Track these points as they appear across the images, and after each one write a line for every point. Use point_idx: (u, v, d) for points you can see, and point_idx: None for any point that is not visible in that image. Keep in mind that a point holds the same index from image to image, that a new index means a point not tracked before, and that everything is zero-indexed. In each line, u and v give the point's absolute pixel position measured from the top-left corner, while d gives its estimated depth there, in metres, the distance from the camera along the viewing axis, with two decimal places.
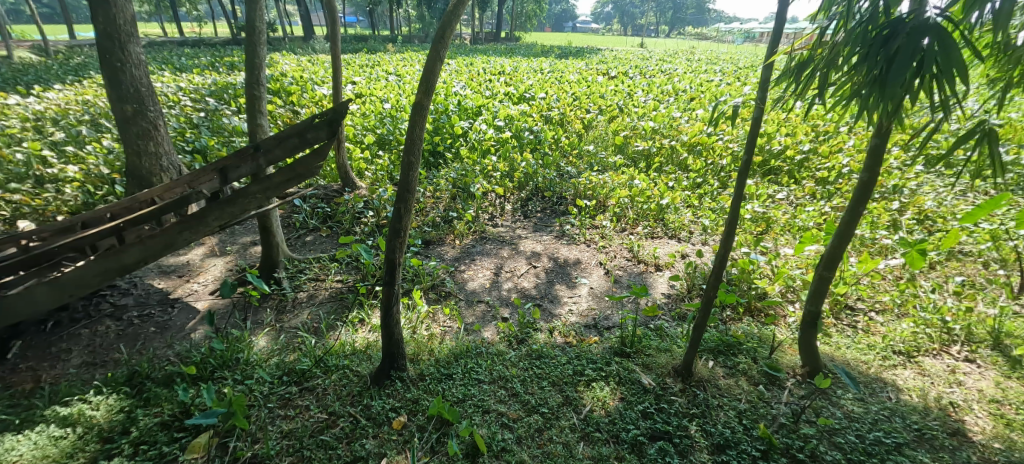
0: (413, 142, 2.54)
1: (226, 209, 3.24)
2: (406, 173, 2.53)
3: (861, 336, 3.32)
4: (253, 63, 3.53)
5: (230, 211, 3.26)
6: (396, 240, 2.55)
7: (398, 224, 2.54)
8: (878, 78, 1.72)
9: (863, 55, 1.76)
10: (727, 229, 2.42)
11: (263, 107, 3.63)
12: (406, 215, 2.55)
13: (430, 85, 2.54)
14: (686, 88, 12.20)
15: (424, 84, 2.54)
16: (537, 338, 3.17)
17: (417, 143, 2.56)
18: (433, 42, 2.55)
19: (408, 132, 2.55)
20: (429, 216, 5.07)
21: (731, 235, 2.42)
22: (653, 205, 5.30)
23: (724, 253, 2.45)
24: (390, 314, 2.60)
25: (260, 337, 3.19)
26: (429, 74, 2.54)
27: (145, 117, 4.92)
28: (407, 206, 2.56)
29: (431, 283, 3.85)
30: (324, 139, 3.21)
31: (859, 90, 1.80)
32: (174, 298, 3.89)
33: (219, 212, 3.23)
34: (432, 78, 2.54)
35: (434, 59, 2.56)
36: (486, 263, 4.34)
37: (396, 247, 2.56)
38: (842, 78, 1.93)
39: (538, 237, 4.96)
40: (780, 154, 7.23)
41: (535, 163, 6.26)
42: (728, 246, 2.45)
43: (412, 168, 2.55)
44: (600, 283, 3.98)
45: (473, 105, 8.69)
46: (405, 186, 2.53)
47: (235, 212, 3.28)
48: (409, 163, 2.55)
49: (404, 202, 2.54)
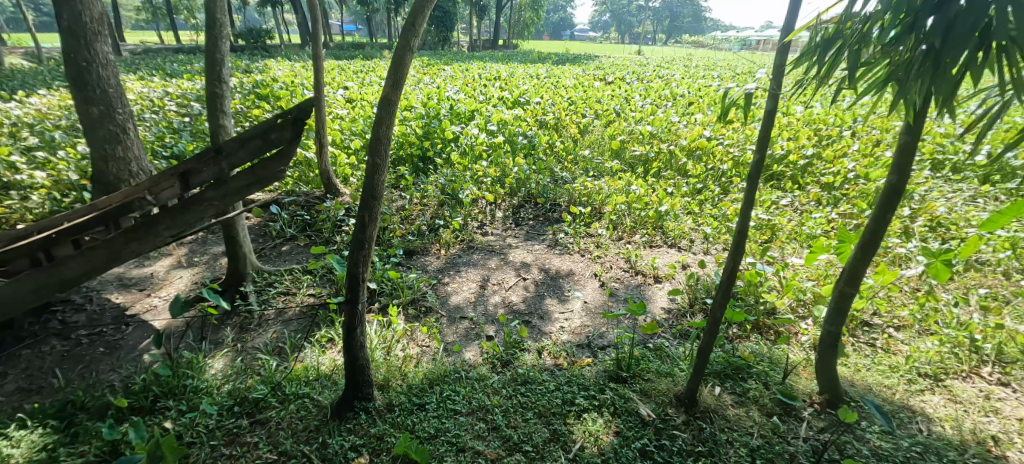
0: (379, 140, 2.24)
1: (180, 216, 2.93)
2: (372, 175, 2.24)
3: (882, 356, 3.01)
4: (214, 59, 3.24)
5: (184, 218, 2.95)
6: (359, 250, 2.25)
7: (363, 232, 2.25)
8: (933, 52, 1.47)
9: (908, 25, 1.50)
10: (739, 231, 2.05)
11: (225, 106, 3.34)
12: (372, 222, 2.26)
13: (399, 77, 2.25)
14: (684, 93, 11.96)
15: (392, 76, 2.25)
16: (524, 360, 2.86)
17: (385, 141, 2.26)
18: (404, 29, 2.26)
19: (375, 130, 2.26)
20: (414, 224, 4.77)
21: (744, 239, 2.05)
22: (651, 212, 5.01)
23: (732, 261, 2.10)
24: (354, 337, 2.30)
25: (216, 360, 2.88)
26: (398, 64, 2.25)
27: (113, 120, 4.46)
28: (374, 212, 2.26)
29: (411, 298, 3.54)
30: (289, 139, 2.93)
31: (907, 68, 1.56)
32: (130, 314, 3.57)
33: (171, 219, 2.93)
34: (401, 70, 2.25)
35: (402, 46, 2.26)
36: (472, 274, 4.03)
37: (360, 261, 2.26)
38: (878, 56, 1.68)
39: (530, 246, 4.65)
40: (782, 159, 6.93)
41: (528, 168, 5.98)
42: (740, 254, 2.09)
43: (379, 170, 2.26)
44: (595, 297, 3.68)
45: (465, 109, 8.42)
46: (370, 189, 2.23)
47: (190, 220, 2.98)
48: (376, 164, 2.25)
49: (370, 208, 2.24)
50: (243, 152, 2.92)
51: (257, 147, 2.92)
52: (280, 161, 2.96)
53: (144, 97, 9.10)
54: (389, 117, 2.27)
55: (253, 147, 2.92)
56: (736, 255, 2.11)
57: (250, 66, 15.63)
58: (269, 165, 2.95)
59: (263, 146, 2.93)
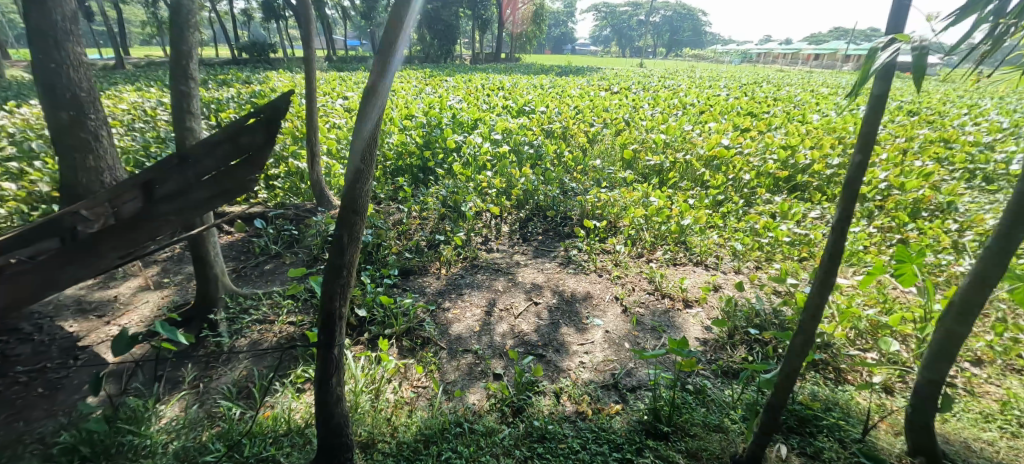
0: (362, 139, 1.79)
1: (128, 235, 2.43)
2: (353, 184, 1.78)
3: (969, 401, 2.49)
4: (179, 51, 2.79)
5: (133, 236, 2.45)
6: (337, 278, 1.78)
7: (343, 256, 1.78)
8: None
9: None
10: (828, 260, 1.62)
11: (195, 106, 2.90)
12: (353, 240, 1.79)
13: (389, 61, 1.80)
14: (693, 103, 11.58)
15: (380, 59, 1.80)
16: (539, 407, 2.37)
17: (371, 143, 1.82)
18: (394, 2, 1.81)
19: (357, 128, 1.81)
20: (412, 242, 4.34)
21: (834, 270, 1.63)
22: (673, 226, 4.53)
23: (815, 297, 1.69)
24: (328, 387, 1.83)
25: (170, 406, 2.43)
26: (387, 43, 1.79)
27: (85, 128, 3.77)
28: (354, 229, 1.79)
29: (406, 328, 3.08)
30: (261, 143, 2.50)
31: None
32: (83, 347, 3.11)
33: (118, 238, 2.41)
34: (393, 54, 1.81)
35: (392, 23, 1.81)
36: (477, 297, 3.55)
37: (337, 294, 1.79)
38: None
39: (540, 265, 4.17)
40: (806, 169, 6.33)
41: (535, 179, 5.51)
42: (826, 287, 1.66)
43: (362, 177, 1.80)
44: (618, 325, 3.20)
45: (468, 118, 8.02)
46: (348, 203, 1.76)
47: (139, 239, 2.48)
48: (358, 170, 1.78)
49: (347, 224, 1.77)
50: (207, 159, 2.44)
51: (224, 153, 2.46)
52: (249, 170, 2.57)
53: (136, 106, 8.71)
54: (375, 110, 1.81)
55: (218, 154, 2.46)
56: (821, 292, 1.68)
57: (251, 78, 15.32)
58: (235, 174, 2.55)
59: (231, 152, 2.47)
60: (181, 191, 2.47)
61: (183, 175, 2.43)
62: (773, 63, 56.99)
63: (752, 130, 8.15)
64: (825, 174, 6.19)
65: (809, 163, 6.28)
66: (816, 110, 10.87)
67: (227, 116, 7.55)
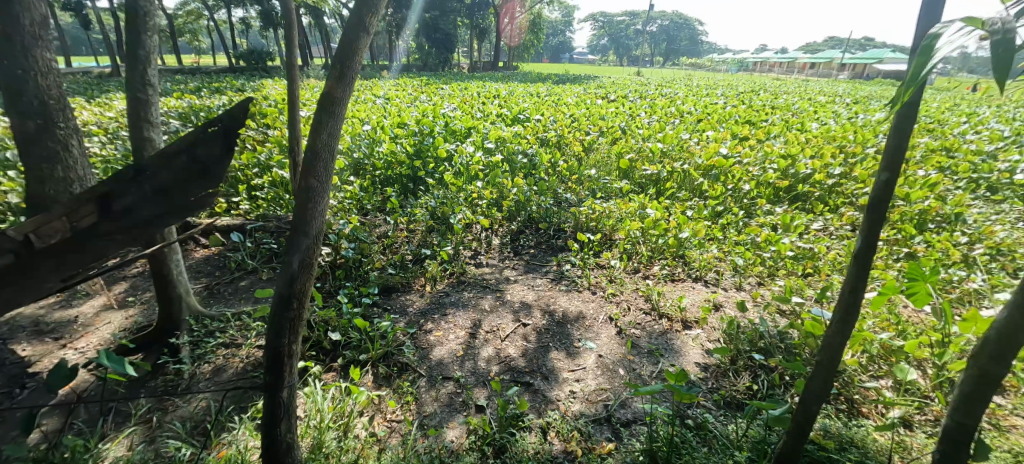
0: (315, 155, 1.68)
1: (61, 259, 1.95)
2: (307, 203, 1.68)
3: (996, 437, 2.27)
4: (135, 56, 2.58)
5: (68, 260, 1.97)
6: (286, 311, 1.67)
7: (292, 286, 1.67)
8: None
9: None
10: (849, 297, 1.49)
11: (154, 114, 2.71)
12: (303, 267, 1.69)
13: (346, 66, 1.68)
14: (690, 111, 11.42)
15: (338, 65, 1.67)
16: (523, 446, 2.15)
17: (326, 154, 1.70)
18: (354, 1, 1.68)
19: (310, 140, 1.68)
20: (397, 257, 4.12)
21: (853, 320, 1.51)
22: (671, 239, 4.32)
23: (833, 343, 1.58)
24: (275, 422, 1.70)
25: (115, 444, 2.19)
26: (346, 53, 1.68)
27: (52, 134, 2.80)
28: (304, 255, 1.68)
29: (384, 352, 2.85)
30: (219, 155, 2.21)
31: None
32: (32, 374, 2.86)
33: (49, 264, 1.94)
34: (349, 59, 1.68)
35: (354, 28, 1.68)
36: (461, 317, 3.32)
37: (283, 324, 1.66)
38: None
39: (530, 281, 3.95)
40: (807, 178, 6.13)
41: (528, 189, 5.31)
42: (845, 332, 1.55)
43: (315, 196, 1.70)
44: (612, 348, 2.98)
45: (461, 127, 7.83)
46: (297, 225, 1.66)
47: (74, 264, 2.01)
48: (309, 186, 1.68)
49: (298, 249, 1.67)
50: (162, 171, 2.09)
51: (181, 166, 2.14)
52: (203, 183, 2.23)
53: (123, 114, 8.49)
54: (329, 123, 1.70)
55: (174, 166, 2.13)
56: (836, 339, 1.58)
57: (246, 86, 15.16)
58: (187, 188, 2.19)
59: (190, 165, 2.16)
60: (132, 207, 2.07)
61: (136, 189, 2.06)
62: (768, 72, 57.26)
63: (751, 139, 7.97)
64: (826, 183, 6.00)
65: (810, 173, 6.09)
66: (813, 118, 10.72)
67: None
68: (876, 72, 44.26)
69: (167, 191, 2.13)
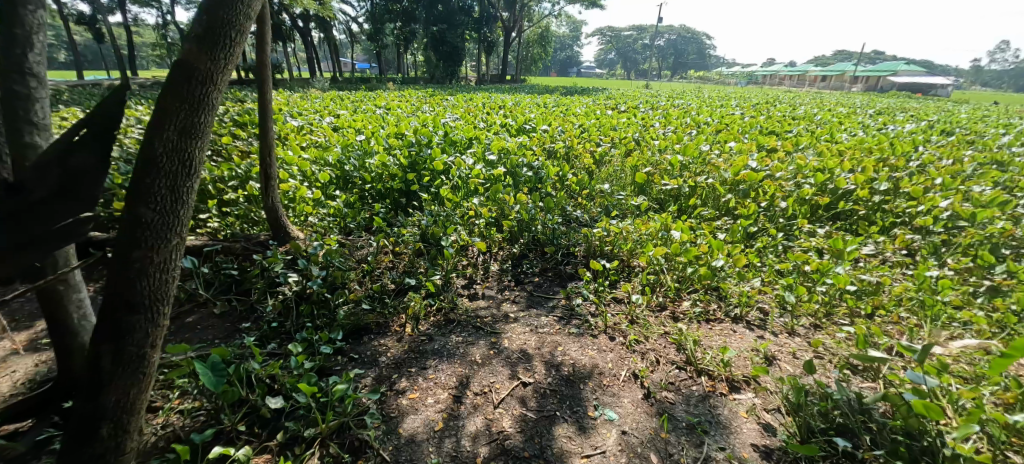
0: (163, 184, 1.68)
1: None
2: (154, 236, 1.71)
3: None
4: (11, 35, 1.94)
5: None
6: (126, 373, 1.77)
7: (131, 350, 1.75)
8: None
9: None
10: None
11: (40, 113, 2.06)
12: (140, 329, 1.76)
13: (198, 96, 1.68)
14: (707, 121, 10.72)
15: (185, 95, 1.66)
16: None
17: (178, 203, 1.74)
18: (210, 27, 1.68)
19: (152, 181, 1.67)
20: (374, 288, 3.44)
21: None
22: (703, 268, 3.61)
23: None
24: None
25: None
26: (201, 73, 1.67)
27: None
28: (142, 315, 1.74)
29: (338, 426, 2.18)
30: (96, 169, 1.81)
31: None
32: None
33: None
34: (201, 91, 1.69)
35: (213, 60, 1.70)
36: (446, 370, 2.64)
37: (114, 387, 1.75)
38: None
39: (533, 320, 3.24)
40: (849, 194, 5.39)
41: (533, 206, 4.62)
42: None
43: (157, 246, 1.72)
44: (639, 420, 2.28)
45: (462, 137, 7.20)
46: (136, 287, 1.71)
47: None
48: (154, 240, 1.71)
49: (138, 311, 1.73)
50: (33, 187, 1.69)
51: (55, 181, 1.73)
52: (73, 204, 1.79)
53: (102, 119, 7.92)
54: (177, 117, 1.66)
55: (44, 181, 1.72)
56: None
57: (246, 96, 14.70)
58: (50, 211, 1.74)
59: (63, 180, 1.75)
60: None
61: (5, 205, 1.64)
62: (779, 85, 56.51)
63: (779, 151, 7.23)
64: (873, 199, 5.24)
65: (854, 188, 5.35)
66: (842, 130, 9.91)
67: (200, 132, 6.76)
68: (891, 85, 43.28)
69: (32, 214, 1.70)
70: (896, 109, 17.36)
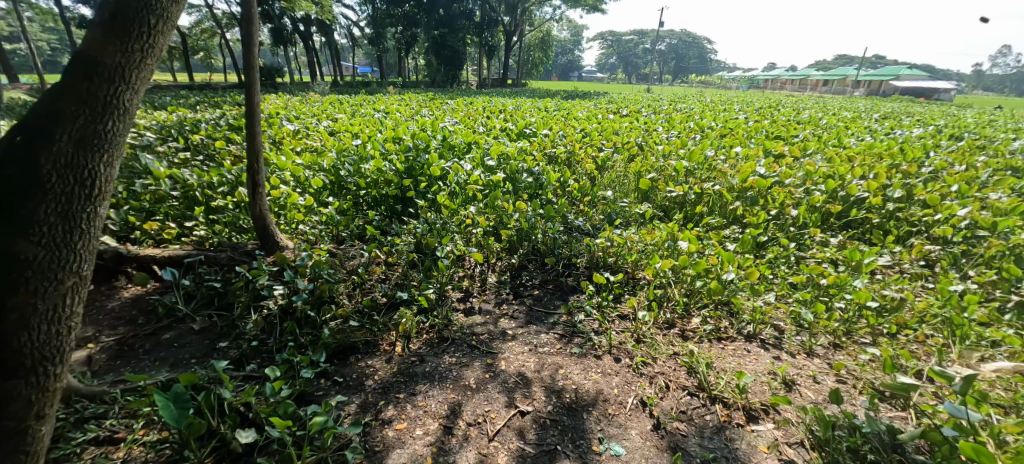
0: (52, 206, 1.66)
1: None
2: (40, 276, 1.67)
3: None
4: None
5: None
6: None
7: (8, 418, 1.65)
8: None
9: None
10: None
11: None
12: (20, 396, 1.67)
13: (100, 115, 1.73)
14: (711, 126, 10.53)
15: (87, 113, 1.70)
16: None
17: (69, 236, 1.73)
18: (122, 51, 1.75)
19: (42, 205, 1.65)
20: (363, 303, 3.23)
21: None
22: (714, 281, 3.39)
23: None
24: None
25: None
26: (104, 98, 1.73)
27: None
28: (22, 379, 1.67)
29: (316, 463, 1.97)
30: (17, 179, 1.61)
31: None
32: None
33: None
34: (104, 114, 1.74)
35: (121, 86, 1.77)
36: (437, 395, 2.43)
37: None
38: None
39: (533, 338, 3.03)
40: (861, 202, 5.18)
41: (533, 214, 4.42)
42: None
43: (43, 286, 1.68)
44: (649, 455, 2.07)
45: (461, 141, 7.01)
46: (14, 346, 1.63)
47: None
48: (40, 283, 1.67)
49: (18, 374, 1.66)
50: None
51: None
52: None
53: None
54: (73, 126, 1.68)
55: None
56: None
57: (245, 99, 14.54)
58: None
59: None
60: None
61: None
62: (780, 90, 56.39)
63: (786, 156, 7.03)
64: (886, 207, 5.03)
65: (867, 195, 5.14)
66: (849, 135, 9.70)
67: (193, 136, 6.55)
68: (893, 89, 43.15)
69: None
70: (900, 114, 17.17)
